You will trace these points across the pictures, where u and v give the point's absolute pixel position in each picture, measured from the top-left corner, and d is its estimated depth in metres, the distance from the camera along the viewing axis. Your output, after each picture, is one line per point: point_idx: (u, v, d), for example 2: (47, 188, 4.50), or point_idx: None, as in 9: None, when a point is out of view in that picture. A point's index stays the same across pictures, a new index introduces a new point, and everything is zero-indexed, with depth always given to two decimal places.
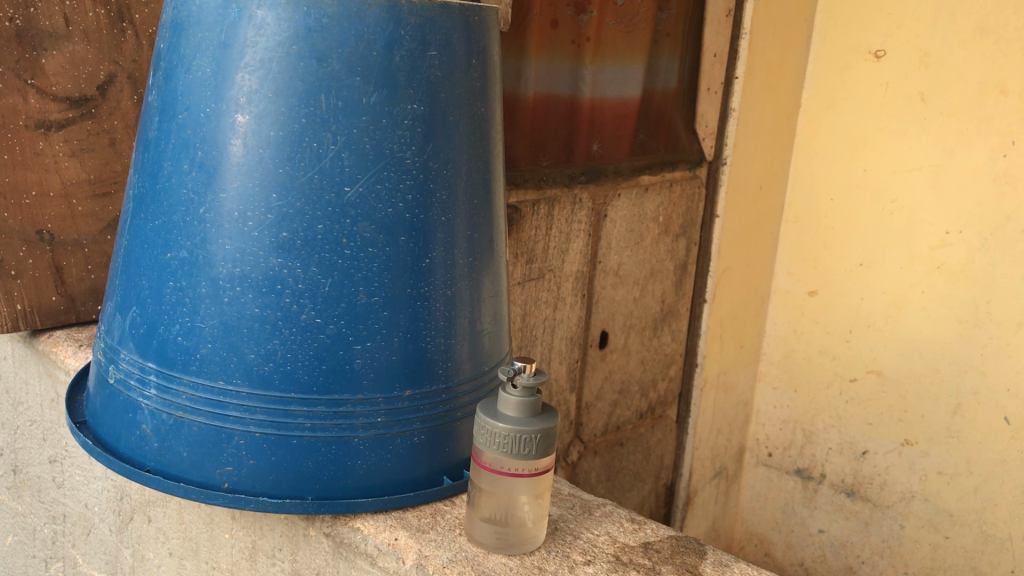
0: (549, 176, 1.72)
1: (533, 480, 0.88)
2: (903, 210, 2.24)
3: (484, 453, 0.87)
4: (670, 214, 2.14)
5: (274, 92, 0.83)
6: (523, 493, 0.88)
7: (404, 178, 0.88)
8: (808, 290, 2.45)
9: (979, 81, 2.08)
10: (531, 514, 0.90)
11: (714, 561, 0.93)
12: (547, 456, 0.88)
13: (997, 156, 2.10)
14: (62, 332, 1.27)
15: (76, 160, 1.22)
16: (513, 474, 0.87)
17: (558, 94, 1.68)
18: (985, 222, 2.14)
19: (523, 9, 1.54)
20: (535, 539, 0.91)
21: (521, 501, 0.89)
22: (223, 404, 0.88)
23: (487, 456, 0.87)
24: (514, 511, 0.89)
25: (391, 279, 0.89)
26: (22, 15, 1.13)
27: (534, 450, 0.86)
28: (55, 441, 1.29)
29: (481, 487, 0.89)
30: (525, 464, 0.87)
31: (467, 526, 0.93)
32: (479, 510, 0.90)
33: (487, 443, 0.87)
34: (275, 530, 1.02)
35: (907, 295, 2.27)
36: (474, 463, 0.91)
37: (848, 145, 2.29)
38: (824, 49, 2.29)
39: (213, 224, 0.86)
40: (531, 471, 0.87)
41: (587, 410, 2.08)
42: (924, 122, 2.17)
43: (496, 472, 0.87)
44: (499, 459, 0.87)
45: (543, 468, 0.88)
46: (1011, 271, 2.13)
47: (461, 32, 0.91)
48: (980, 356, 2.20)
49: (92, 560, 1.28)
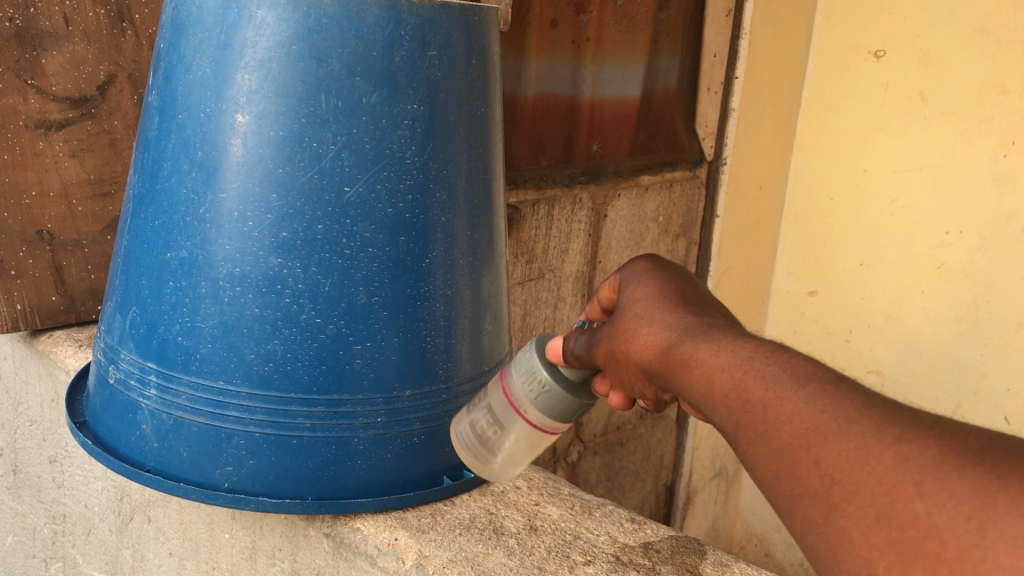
0: (549, 176, 1.72)
1: (534, 432, 0.85)
2: (903, 210, 2.18)
3: (507, 372, 0.85)
4: (670, 214, 2.15)
5: (274, 93, 0.83)
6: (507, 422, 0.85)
7: (405, 178, 0.88)
8: (808, 290, 2.44)
9: (979, 81, 2.00)
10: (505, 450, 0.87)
11: (714, 561, 0.92)
12: (543, 412, 0.82)
13: (998, 156, 2.02)
14: (62, 332, 1.27)
15: (75, 159, 1.22)
16: (508, 399, 0.84)
17: (558, 94, 1.69)
18: (985, 222, 2.06)
19: (523, 9, 1.55)
20: (506, 472, 0.90)
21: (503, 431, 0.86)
22: (223, 404, 0.88)
23: (510, 369, 0.85)
24: (490, 434, 0.87)
25: (392, 279, 0.89)
26: (22, 15, 1.12)
27: (537, 396, 0.82)
28: (55, 441, 1.29)
29: (490, 393, 0.88)
30: (541, 417, 0.83)
31: (466, 410, 0.93)
32: (473, 409, 0.89)
33: (519, 359, 0.85)
34: (274, 530, 1.02)
35: (907, 295, 2.23)
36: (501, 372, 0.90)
37: (848, 145, 2.25)
38: (824, 48, 2.26)
39: (213, 224, 0.86)
40: (523, 412, 0.83)
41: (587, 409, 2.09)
42: (924, 122, 2.11)
43: (505, 398, 0.85)
44: (518, 395, 0.83)
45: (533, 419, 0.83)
46: (1011, 270, 2.06)
47: (461, 32, 0.91)
48: (980, 355, 2.15)
49: (93, 559, 1.28)
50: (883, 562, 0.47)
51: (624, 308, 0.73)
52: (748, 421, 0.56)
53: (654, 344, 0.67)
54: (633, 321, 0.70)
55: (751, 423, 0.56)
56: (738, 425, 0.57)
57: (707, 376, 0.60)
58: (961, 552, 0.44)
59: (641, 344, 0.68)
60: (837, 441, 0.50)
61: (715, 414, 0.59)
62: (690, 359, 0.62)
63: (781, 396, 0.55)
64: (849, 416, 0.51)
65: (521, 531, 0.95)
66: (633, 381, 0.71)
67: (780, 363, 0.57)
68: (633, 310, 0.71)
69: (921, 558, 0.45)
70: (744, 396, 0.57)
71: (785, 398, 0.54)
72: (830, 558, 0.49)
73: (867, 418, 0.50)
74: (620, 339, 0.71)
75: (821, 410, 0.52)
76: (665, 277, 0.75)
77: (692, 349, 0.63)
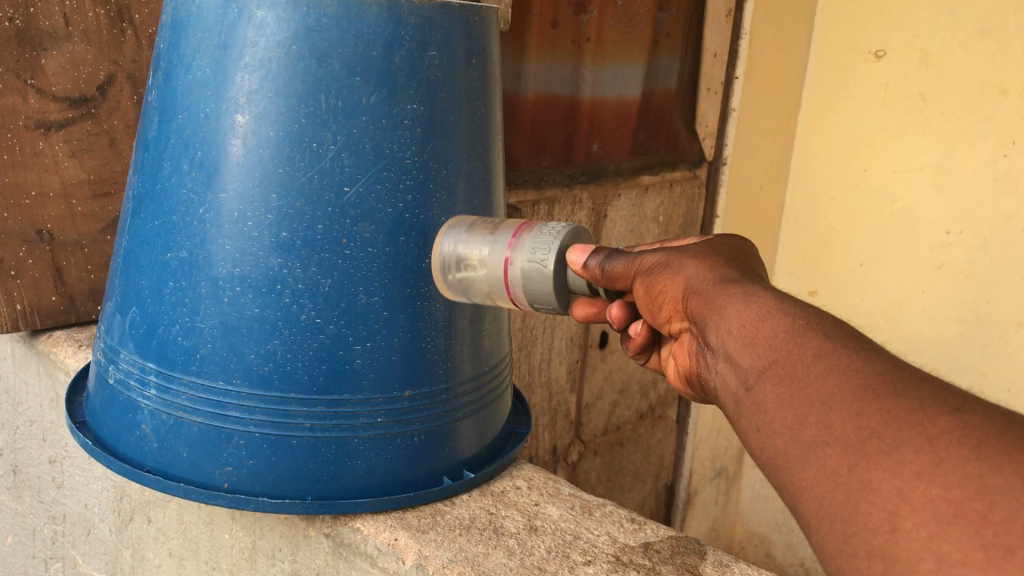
0: (549, 176, 1.72)
1: (499, 286, 0.87)
2: (903, 210, 2.17)
3: (521, 246, 0.84)
4: (670, 214, 2.15)
5: (274, 92, 0.83)
6: (487, 260, 0.87)
7: (404, 178, 0.88)
8: (808, 290, 2.42)
9: (979, 81, 1.99)
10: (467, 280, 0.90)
11: (714, 561, 0.92)
12: (522, 282, 0.84)
13: (997, 156, 1.99)
14: (62, 332, 1.27)
15: (75, 160, 1.22)
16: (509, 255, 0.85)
17: (558, 94, 1.69)
18: (985, 222, 2.04)
19: (523, 9, 1.55)
20: (458, 301, 0.93)
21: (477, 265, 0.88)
22: (223, 404, 0.88)
23: (533, 235, 0.85)
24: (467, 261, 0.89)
25: (391, 280, 0.89)
26: (22, 15, 1.12)
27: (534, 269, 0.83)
28: (55, 441, 1.28)
29: (494, 237, 0.88)
30: (520, 286, 0.84)
31: (467, 219, 0.92)
32: (467, 237, 0.89)
33: (550, 233, 0.84)
34: (274, 530, 1.02)
35: (908, 295, 2.21)
36: (520, 225, 0.88)
37: (848, 145, 2.24)
38: (824, 49, 2.25)
39: (212, 224, 0.86)
40: (508, 269, 0.85)
41: (587, 410, 2.09)
42: (924, 122, 2.09)
43: (503, 262, 0.85)
44: (518, 272, 0.84)
45: (508, 279, 0.85)
46: (1012, 270, 2.03)
47: (461, 32, 0.91)
48: (981, 355, 2.12)
49: (92, 560, 1.28)
50: (914, 518, 0.49)
51: (691, 255, 0.74)
52: (783, 358, 0.59)
53: (717, 279, 0.69)
54: (711, 258, 0.73)
55: (788, 361, 0.59)
56: (769, 362, 0.60)
57: (758, 310, 0.63)
58: (1013, 515, 0.47)
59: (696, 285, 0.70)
60: (891, 402, 0.53)
61: (742, 357, 0.62)
62: (748, 294, 0.65)
63: (833, 352, 0.57)
64: (909, 383, 0.54)
65: (521, 531, 0.95)
66: (668, 298, 0.72)
67: (846, 330, 0.60)
68: (718, 255, 0.74)
69: (966, 518, 0.48)
70: (776, 349, 0.60)
71: (836, 355, 0.57)
72: (846, 510, 0.52)
73: (921, 389, 0.53)
74: (684, 263, 0.73)
75: (876, 374, 0.55)
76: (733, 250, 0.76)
77: (742, 304, 0.65)
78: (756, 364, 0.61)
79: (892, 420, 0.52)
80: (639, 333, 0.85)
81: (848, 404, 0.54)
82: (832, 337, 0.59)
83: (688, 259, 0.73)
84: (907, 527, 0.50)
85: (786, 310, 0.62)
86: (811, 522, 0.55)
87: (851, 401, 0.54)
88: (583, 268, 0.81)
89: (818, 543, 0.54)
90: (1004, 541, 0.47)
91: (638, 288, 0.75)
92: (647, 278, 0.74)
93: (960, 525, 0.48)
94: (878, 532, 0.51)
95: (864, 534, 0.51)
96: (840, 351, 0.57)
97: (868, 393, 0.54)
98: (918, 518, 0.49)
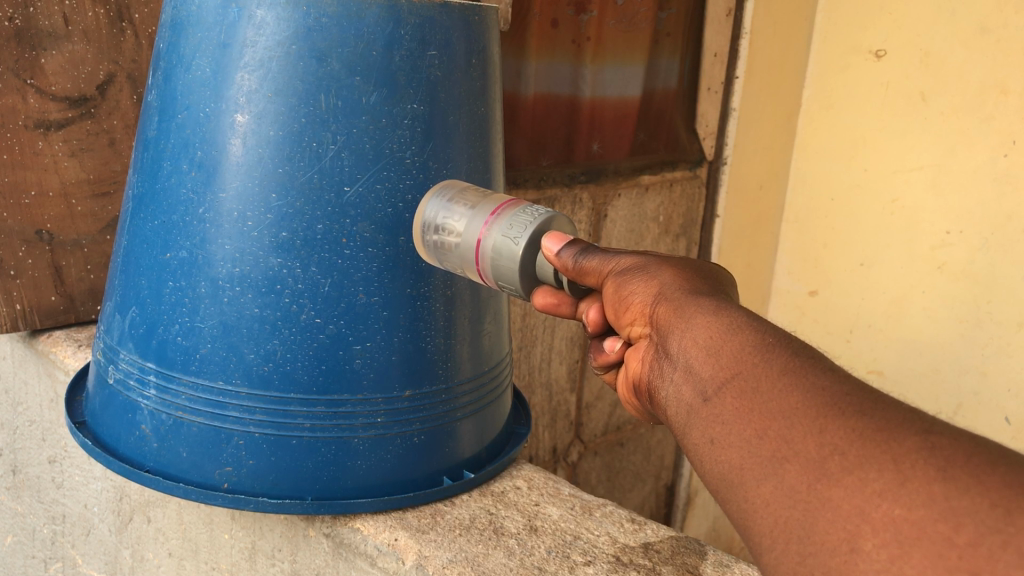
0: (549, 176, 1.71)
1: (467, 258, 0.83)
2: (904, 210, 2.16)
3: (498, 224, 0.80)
4: (670, 214, 2.15)
5: (274, 92, 0.83)
6: (461, 233, 0.83)
7: (404, 178, 0.88)
8: (808, 290, 2.43)
9: (979, 81, 1.98)
10: (442, 248, 0.87)
11: (714, 561, 0.92)
12: (488, 260, 0.81)
13: (998, 156, 1.97)
14: (61, 332, 1.27)
15: (75, 159, 1.22)
16: (482, 233, 0.81)
17: (558, 93, 1.70)
18: (985, 222, 2.03)
19: (523, 8, 1.54)
20: (432, 259, 0.89)
21: (451, 236, 0.85)
22: (223, 404, 0.88)
23: (512, 213, 0.81)
24: (448, 229, 0.85)
25: (391, 279, 0.88)
26: (21, 15, 1.12)
27: (502, 251, 0.79)
28: (55, 441, 1.28)
29: (474, 210, 0.84)
30: (488, 264, 0.81)
31: (457, 186, 0.89)
32: (449, 207, 0.86)
33: (530, 216, 0.80)
34: (274, 530, 1.02)
35: (907, 295, 2.20)
36: (505, 201, 0.84)
37: (848, 145, 2.24)
38: (824, 49, 2.25)
39: (212, 224, 0.86)
40: (478, 247, 0.81)
41: (587, 410, 2.08)
42: (925, 122, 2.08)
43: (476, 235, 0.81)
44: (490, 248, 0.80)
45: (477, 255, 0.82)
46: (1012, 270, 2.01)
47: (462, 32, 0.91)
48: (981, 356, 2.10)
49: (92, 560, 1.28)
50: (874, 539, 0.47)
51: (669, 266, 0.71)
52: (748, 372, 0.57)
53: (691, 292, 0.67)
54: (688, 274, 0.71)
55: (753, 374, 0.56)
56: (733, 374, 0.58)
57: (729, 325, 0.60)
58: (979, 538, 0.44)
59: (666, 295, 0.67)
60: (857, 420, 0.50)
61: (704, 368, 0.60)
62: (721, 309, 0.63)
63: (802, 369, 0.55)
64: (880, 404, 0.51)
65: (520, 531, 0.94)
66: (638, 305, 0.69)
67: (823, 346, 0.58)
68: (695, 272, 0.71)
69: (929, 541, 0.45)
70: (737, 359, 0.58)
71: (803, 373, 0.55)
72: (804, 530, 0.50)
73: (890, 408, 0.50)
74: (661, 271, 0.70)
75: (844, 394, 0.52)
76: (705, 267, 0.74)
77: (706, 317, 0.62)
78: (719, 375, 0.59)
79: (857, 437, 0.49)
80: (613, 350, 0.77)
81: (811, 421, 0.52)
82: (802, 357, 0.56)
83: (666, 269, 0.71)
84: (866, 549, 0.47)
85: (756, 327, 0.59)
86: (764, 541, 0.53)
87: (814, 418, 0.52)
88: (555, 257, 0.75)
89: (771, 563, 0.52)
90: (969, 564, 0.43)
91: (607, 287, 0.72)
92: (621, 278, 0.71)
93: (923, 547, 0.45)
94: (835, 553, 0.48)
95: (822, 554, 0.49)
96: (808, 368, 0.55)
97: (833, 410, 0.51)
98: (879, 539, 0.46)
